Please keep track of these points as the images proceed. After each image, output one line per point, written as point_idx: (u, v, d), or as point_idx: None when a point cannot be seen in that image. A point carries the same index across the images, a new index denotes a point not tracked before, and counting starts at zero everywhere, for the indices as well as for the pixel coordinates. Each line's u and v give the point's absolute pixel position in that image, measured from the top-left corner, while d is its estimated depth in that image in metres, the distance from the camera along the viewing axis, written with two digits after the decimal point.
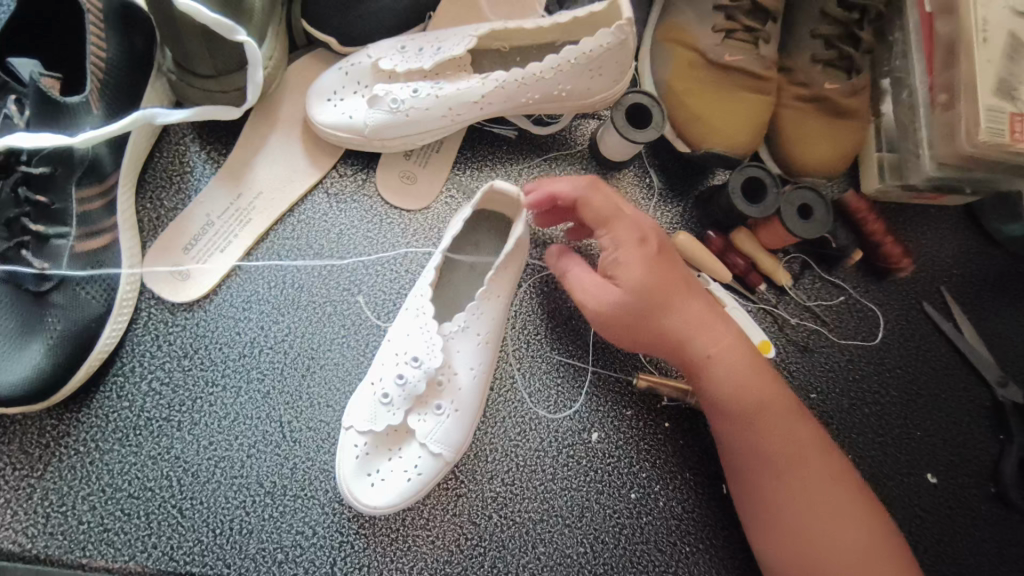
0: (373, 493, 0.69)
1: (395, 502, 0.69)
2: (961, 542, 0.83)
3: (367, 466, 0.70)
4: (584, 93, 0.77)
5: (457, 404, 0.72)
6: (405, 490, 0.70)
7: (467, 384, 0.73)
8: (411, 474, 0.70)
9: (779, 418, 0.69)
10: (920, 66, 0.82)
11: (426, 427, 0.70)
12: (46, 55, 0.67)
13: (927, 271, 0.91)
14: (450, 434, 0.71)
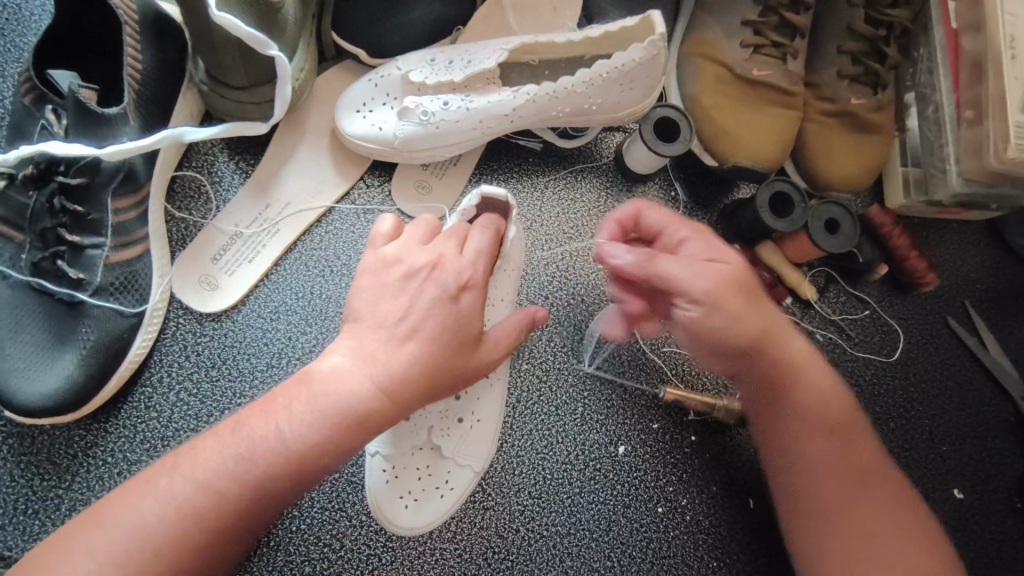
0: (408, 514, 0.68)
1: (432, 521, 0.70)
2: (987, 557, 0.83)
3: (400, 489, 0.68)
4: (613, 106, 0.78)
5: (486, 420, 0.73)
6: (439, 506, 0.70)
7: (486, 392, 0.73)
8: (444, 490, 0.70)
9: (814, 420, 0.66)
10: (947, 82, 0.83)
11: (456, 440, 0.70)
12: (81, 67, 0.67)
13: (951, 285, 0.91)
14: (478, 445, 0.72)
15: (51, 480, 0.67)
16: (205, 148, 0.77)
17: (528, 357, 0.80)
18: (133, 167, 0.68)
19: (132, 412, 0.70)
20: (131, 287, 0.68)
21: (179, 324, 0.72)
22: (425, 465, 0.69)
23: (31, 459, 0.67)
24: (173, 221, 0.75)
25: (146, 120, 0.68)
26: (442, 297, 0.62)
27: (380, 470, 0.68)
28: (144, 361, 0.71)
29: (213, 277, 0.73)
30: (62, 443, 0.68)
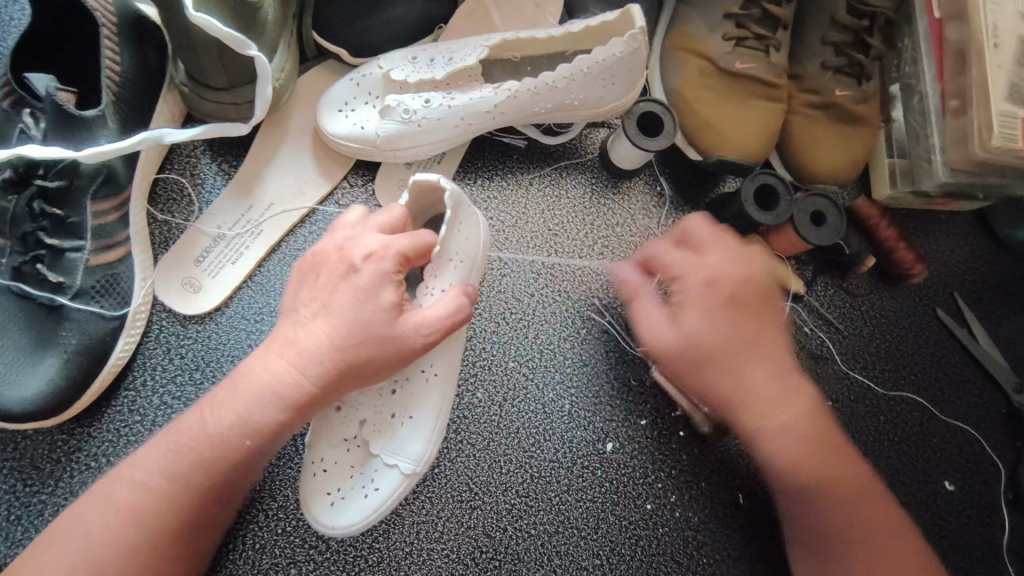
0: (332, 512, 0.66)
1: (354, 523, 0.66)
2: (977, 549, 0.83)
3: (328, 484, 0.67)
4: (596, 101, 0.77)
5: (421, 418, 0.68)
6: (364, 508, 0.66)
7: (423, 387, 0.69)
8: (368, 490, 0.66)
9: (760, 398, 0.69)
10: (931, 72, 0.82)
11: (380, 437, 0.67)
12: (58, 71, 0.67)
13: (939, 277, 0.91)
14: (409, 444, 0.67)
15: (35, 485, 0.67)
16: (187, 149, 0.77)
17: (514, 355, 0.80)
18: (112, 169, 0.67)
19: (116, 416, 0.69)
20: (114, 290, 0.68)
21: (163, 327, 0.72)
22: (353, 462, 0.67)
23: (14, 464, 0.67)
24: (156, 223, 0.74)
25: (126, 122, 0.68)
26: (347, 267, 0.60)
27: (312, 462, 0.67)
28: (128, 364, 0.71)
29: (196, 279, 0.73)
30: (45, 447, 0.68)
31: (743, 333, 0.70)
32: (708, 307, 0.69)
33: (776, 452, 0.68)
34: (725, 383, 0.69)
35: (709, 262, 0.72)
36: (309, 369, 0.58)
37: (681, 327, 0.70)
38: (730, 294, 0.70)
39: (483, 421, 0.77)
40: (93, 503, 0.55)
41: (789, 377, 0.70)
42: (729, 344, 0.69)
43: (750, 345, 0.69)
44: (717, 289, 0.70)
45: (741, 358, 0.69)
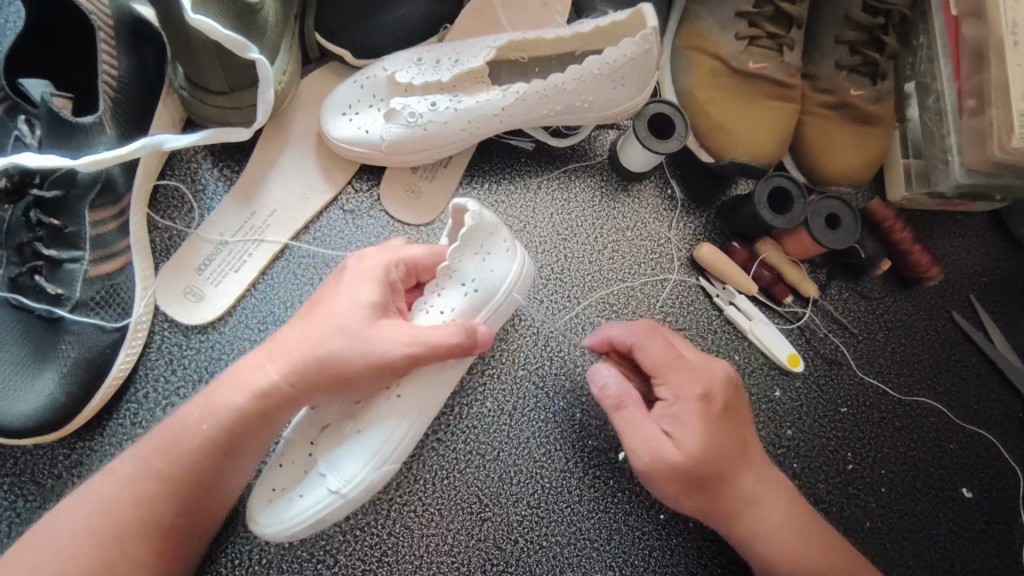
0: (265, 506, 0.63)
1: (277, 527, 0.63)
2: (995, 557, 0.81)
3: (275, 478, 0.64)
4: (606, 104, 0.76)
5: (371, 437, 0.64)
6: (290, 515, 0.63)
7: (387, 407, 0.65)
8: (298, 497, 0.63)
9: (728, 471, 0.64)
10: (948, 70, 0.80)
11: (329, 441, 0.64)
12: (56, 76, 0.65)
13: (955, 279, 0.89)
14: (352, 461, 0.64)
15: (35, 502, 0.65)
16: (188, 155, 0.75)
17: (522, 363, 0.78)
18: (110, 177, 0.65)
19: (118, 430, 0.68)
20: (114, 301, 0.66)
21: (165, 337, 0.70)
22: (302, 468, 0.64)
23: (14, 480, 0.65)
24: (157, 231, 0.73)
25: (124, 128, 0.66)
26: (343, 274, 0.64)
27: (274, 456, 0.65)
28: (129, 376, 0.69)
29: (198, 289, 0.71)
30: (46, 463, 0.66)
31: (738, 433, 0.66)
32: (706, 420, 0.63)
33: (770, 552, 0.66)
34: (723, 493, 0.65)
35: (700, 366, 0.66)
36: (285, 367, 0.59)
37: (684, 445, 0.62)
38: (726, 402, 0.65)
39: (491, 432, 0.75)
40: (92, 523, 0.54)
41: (769, 488, 0.67)
42: (731, 453, 0.64)
43: (748, 451, 0.66)
44: (715, 399, 0.64)
45: (736, 471, 0.65)
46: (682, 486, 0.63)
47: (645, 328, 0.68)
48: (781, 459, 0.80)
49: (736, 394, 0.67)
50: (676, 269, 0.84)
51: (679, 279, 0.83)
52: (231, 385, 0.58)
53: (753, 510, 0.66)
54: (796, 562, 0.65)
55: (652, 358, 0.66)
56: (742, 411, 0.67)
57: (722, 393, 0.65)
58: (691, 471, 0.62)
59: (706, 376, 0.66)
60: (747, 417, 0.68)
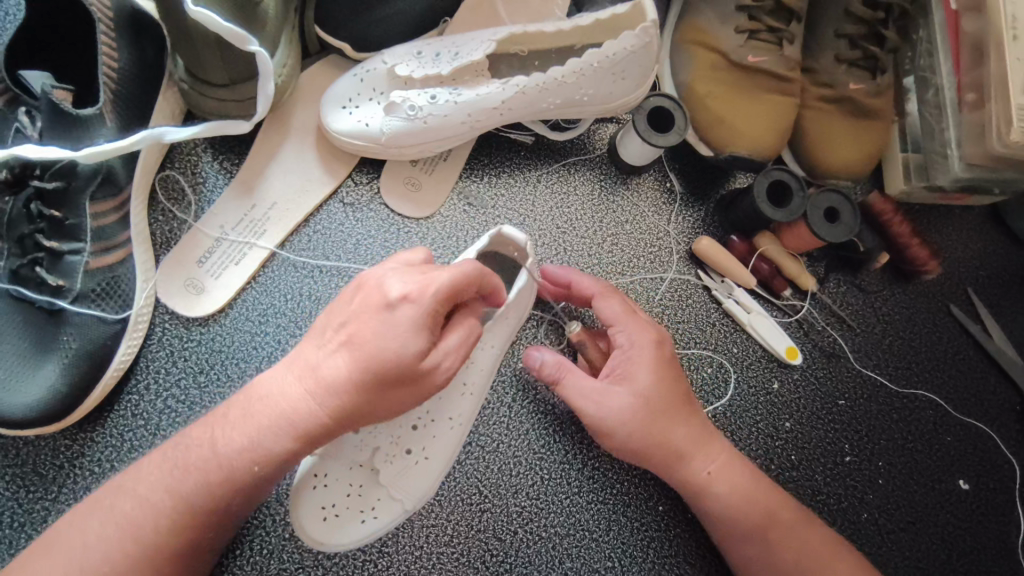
0: (323, 528, 0.65)
1: (345, 544, 0.65)
2: (991, 548, 0.82)
3: (322, 499, 0.65)
4: (606, 97, 0.76)
5: (434, 459, 0.68)
6: (359, 533, 0.66)
7: (445, 432, 0.69)
8: (365, 516, 0.66)
9: (671, 418, 0.69)
10: (947, 64, 0.81)
11: (389, 468, 0.66)
12: (56, 68, 0.65)
13: (953, 272, 0.89)
14: (417, 483, 0.67)
15: (38, 492, 0.65)
16: (188, 148, 0.75)
17: (523, 356, 0.78)
18: (111, 169, 0.66)
19: (120, 421, 0.68)
20: (114, 293, 0.66)
21: (166, 329, 0.71)
22: (357, 485, 0.66)
23: (16, 471, 0.66)
24: (157, 224, 0.73)
25: (124, 120, 0.66)
26: (378, 304, 0.54)
27: (309, 476, 0.66)
28: (130, 368, 0.69)
29: (199, 281, 0.72)
30: (48, 454, 0.66)
31: (684, 383, 0.71)
32: (657, 366, 0.70)
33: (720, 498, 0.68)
34: (677, 432, 0.69)
35: (650, 323, 0.73)
36: (326, 400, 0.54)
37: (637, 384, 0.68)
38: (672, 356, 0.72)
39: (492, 424, 0.76)
40: (95, 513, 0.54)
41: (713, 436, 0.71)
42: (681, 395, 0.70)
43: (693, 401, 0.71)
44: (665, 350, 0.71)
45: (687, 415, 0.70)
46: (642, 423, 0.68)
47: (606, 288, 0.74)
48: (779, 452, 0.81)
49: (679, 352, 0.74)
50: (675, 262, 0.84)
51: (678, 272, 0.84)
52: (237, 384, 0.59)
53: (700, 459, 0.69)
54: (739, 509, 0.68)
55: (607, 313, 0.72)
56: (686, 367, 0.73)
57: (670, 348, 0.72)
58: (637, 414, 0.68)
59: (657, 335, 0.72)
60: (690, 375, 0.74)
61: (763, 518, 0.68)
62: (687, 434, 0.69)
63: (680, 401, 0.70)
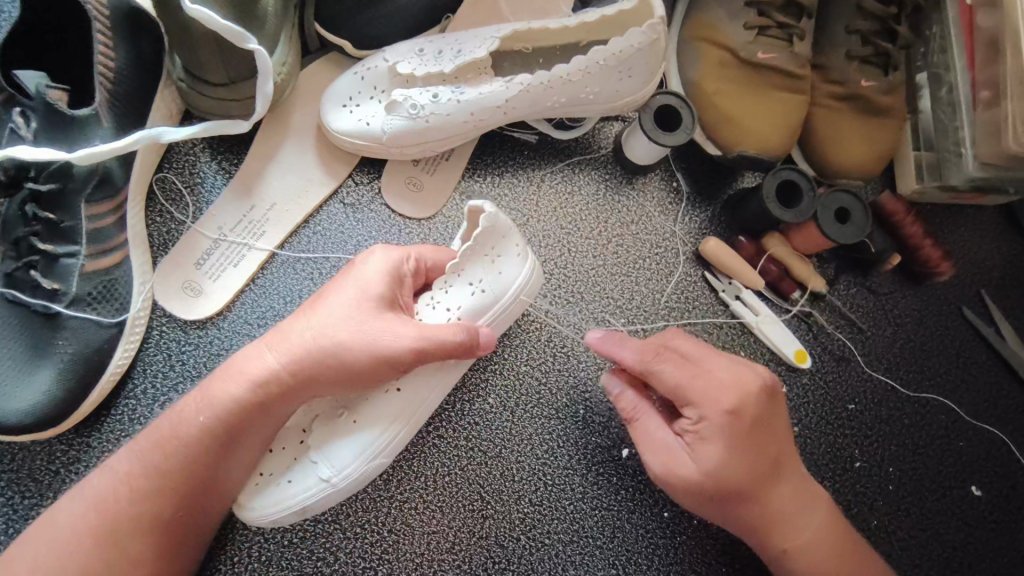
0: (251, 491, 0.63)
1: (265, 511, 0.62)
2: (1004, 555, 0.80)
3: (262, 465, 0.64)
4: (612, 96, 0.74)
5: (365, 431, 0.64)
6: (276, 500, 0.62)
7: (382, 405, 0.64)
8: (285, 480, 0.63)
9: (758, 485, 0.64)
10: (962, 60, 0.79)
11: (322, 433, 0.64)
12: (51, 68, 0.64)
13: (966, 274, 0.87)
14: (342, 453, 0.63)
15: (33, 498, 0.65)
16: (186, 148, 0.74)
17: (527, 360, 0.77)
18: (107, 170, 0.64)
19: (117, 425, 0.67)
20: (111, 296, 0.65)
21: (163, 333, 0.70)
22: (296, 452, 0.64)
23: (12, 476, 0.65)
24: (155, 225, 0.72)
25: (121, 120, 0.64)
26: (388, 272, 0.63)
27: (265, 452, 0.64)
28: (127, 372, 0.68)
29: (197, 283, 0.71)
30: (44, 459, 0.65)
31: (768, 446, 0.64)
32: (732, 438, 0.62)
33: (801, 567, 0.65)
34: (753, 505, 0.64)
35: (726, 382, 0.64)
36: None
37: (701, 464, 0.62)
38: (756, 418, 0.64)
39: (495, 428, 0.74)
40: None
41: (804, 495, 0.66)
42: (762, 464, 0.64)
43: (778, 466, 0.65)
44: (745, 417, 0.63)
45: (765, 485, 0.64)
46: (714, 500, 0.64)
47: (649, 350, 0.66)
48: None
49: (772, 406, 0.65)
50: (681, 264, 0.82)
51: (684, 273, 0.82)
52: (233, 378, 0.59)
53: (783, 524, 0.65)
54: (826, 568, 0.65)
55: (673, 378, 0.64)
56: (776, 423, 0.66)
57: (755, 409, 0.63)
58: (712, 487, 0.63)
59: (738, 394, 0.63)
60: (782, 426, 0.66)
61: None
62: (778, 497, 0.65)
63: (767, 467, 0.64)
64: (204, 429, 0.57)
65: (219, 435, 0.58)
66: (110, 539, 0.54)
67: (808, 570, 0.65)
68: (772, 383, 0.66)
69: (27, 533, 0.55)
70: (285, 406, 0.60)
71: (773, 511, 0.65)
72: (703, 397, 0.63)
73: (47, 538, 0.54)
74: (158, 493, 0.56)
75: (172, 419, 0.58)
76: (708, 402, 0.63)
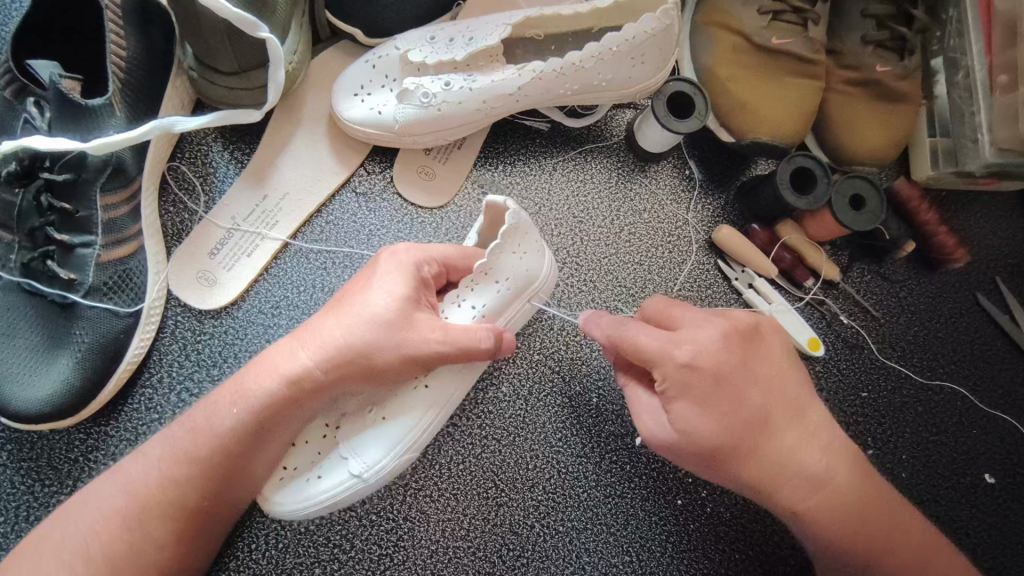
0: (278, 486, 0.64)
1: (295, 507, 0.64)
2: (1019, 542, 0.80)
3: (287, 459, 0.64)
4: (624, 82, 0.73)
5: (395, 430, 0.65)
6: (304, 495, 0.64)
7: (412, 402, 0.66)
8: (312, 477, 0.64)
9: (746, 443, 0.59)
10: (978, 44, 0.78)
11: (350, 429, 0.65)
12: (65, 57, 0.63)
13: (981, 261, 0.87)
14: (374, 452, 0.64)
15: (53, 486, 0.65)
16: (198, 138, 0.74)
17: (539, 348, 0.77)
18: (121, 160, 0.64)
19: (134, 414, 0.67)
20: (125, 287, 0.65)
21: (178, 323, 0.70)
22: (322, 449, 0.65)
23: (31, 465, 0.65)
24: (168, 216, 0.72)
25: (134, 110, 0.64)
26: (413, 279, 0.61)
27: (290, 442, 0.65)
28: (143, 362, 0.69)
29: (211, 273, 0.71)
30: (62, 448, 0.66)
31: (746, 401, 0.59)
32: (706, 398, 0.58)
33: (814, 521, 0.62)
34: (752, 468, 0.60)
35: (690, 336, 0.59)
36: None
37: (678, 426, 0.59)
38: (720, 369, 0.59)
39: (507, 416, 0.74)
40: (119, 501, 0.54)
41: (800, 437, 0.62)
42: (743, 422, 0.59)
43: (765, 420, 0.60)
44: (705, 369, 0.58)
45: (753, 444, 0.60)
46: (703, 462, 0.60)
47: (615, 322, 0.62)
48: None
49: (745, 356, 0.60)
50: (694, 252, 0.82)
51: (697, 261, 0.82)
52: (263, 372, 0.59)
53: (782, 480, 0.61)
54: (843, 524, 0.62)
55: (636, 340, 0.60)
56: (755, 375, 0.60)
57: (715, 358, 0.58)
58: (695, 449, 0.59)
59: (705, 347, 0.58)
60: (761, 376, 0.61)
61: (869, 529, 0.62)
62: (772, 451, 0.61)
63: (749, 422, 0.59)
64: (233, 417, 0.58)
65: (251, 429, 0.58)
66: (135, 526, 0.55)
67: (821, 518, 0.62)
68: (746, 331, 0.61)
69: (53, 518, 0.56)
70: (316, 401, 0.60)
71: (769, 468, 0.61)
72: (673, 352, 0.58)
73: (73, 525, 0.55)
74: (178, 478, 0.56)
75: (205, 410, 0.58)
76: (679, 358, 0.58)
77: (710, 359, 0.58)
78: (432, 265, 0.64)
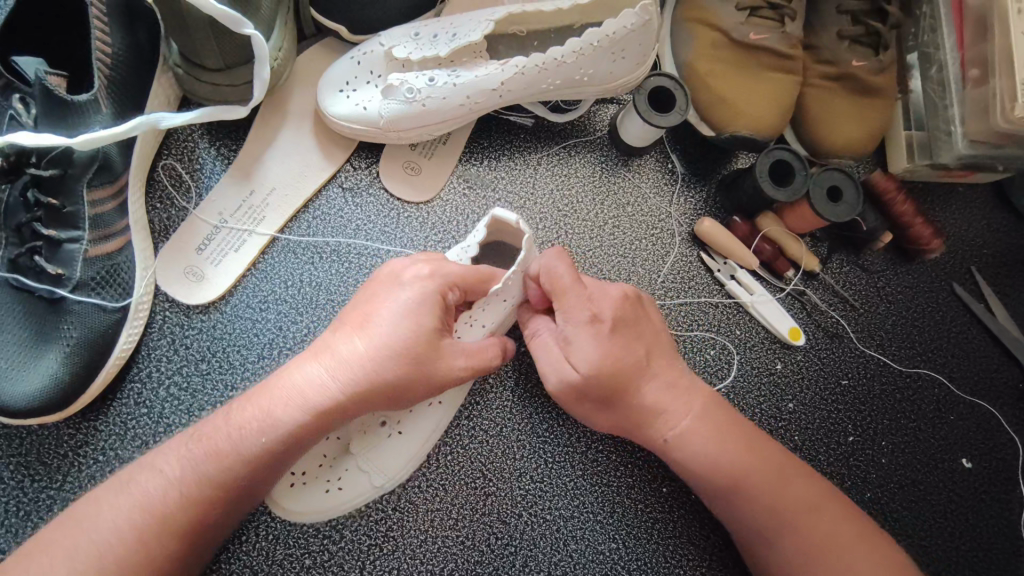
0: (289, 493, 0.67)
1: (305, 511, 0.67)
2: (994, 525, 0.82)
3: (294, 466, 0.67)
4: (606, 76, 0.75)
5: (409, 438, 0.69)
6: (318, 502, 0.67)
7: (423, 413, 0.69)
8: (331, 485, 0.67)
9: (628, 381, 0.64)
10: (951, 39, 0.80)
11: (363, 442, 0.68)
12: (50, 54, 0.64)
13: (957, 251, 0.89)
14: (392, 462, 0.68)
15: (43, 482, 0.66)
16: (184, 134, 0.74)
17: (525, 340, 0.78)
18: (107, 156, 0.65)
19: (123, 409, 0.68)
20: (114, 281, 0.66)
21: (166, 318, 0.70)
22: (329, 454, 0.68)
23: (21, 460, 0.66)
24: (156, 213, 0.72)
25: (120, 106, 0.65)
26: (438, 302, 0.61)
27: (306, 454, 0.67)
28: (132, 356, 0.69)
29: (199, 268, 0.71)
30: (52, 443, 0.66)
31: (636, 349, 0.65)
32: (600, 340, 0.63)
33: (687, 459, 0.65)
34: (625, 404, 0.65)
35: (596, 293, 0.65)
36: None
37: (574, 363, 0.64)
38: (619, 322, 0.64)
39: (495, 408, 0.75)
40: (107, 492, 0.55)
41: (687, 391, 0.66)
42: (630, 363, 0.64)
43: (649, 364, 0.65)
44: (604, 322, 0.63)
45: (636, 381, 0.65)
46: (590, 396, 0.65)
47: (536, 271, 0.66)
48: (782, 431, 0.81)
49: (636, 313, 0.66)
50: (677, 245, 0.83)
51: (680, 253, 0.83)
52: (289, 394, 0.57)
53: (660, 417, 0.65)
54: (713, 466, 0.64)
55: (544, 286, 0.64)
56: (644, 329, 0.66)
57: (612, 313, 0.64)
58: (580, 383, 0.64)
59: (603, 303, 0.64)
60: (652, 334, 0.66)
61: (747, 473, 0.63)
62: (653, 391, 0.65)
63: (637, 362, 0.65)
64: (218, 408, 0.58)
65: None
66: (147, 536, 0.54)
67: (695, 458, 0.64)
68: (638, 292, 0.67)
69: None
70: None
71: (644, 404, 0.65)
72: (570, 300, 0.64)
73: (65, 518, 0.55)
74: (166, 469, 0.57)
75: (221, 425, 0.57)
76: (584, 308, 0.64)
77: (603, 310, 0.64)
78: (454, 292, 0.63)
